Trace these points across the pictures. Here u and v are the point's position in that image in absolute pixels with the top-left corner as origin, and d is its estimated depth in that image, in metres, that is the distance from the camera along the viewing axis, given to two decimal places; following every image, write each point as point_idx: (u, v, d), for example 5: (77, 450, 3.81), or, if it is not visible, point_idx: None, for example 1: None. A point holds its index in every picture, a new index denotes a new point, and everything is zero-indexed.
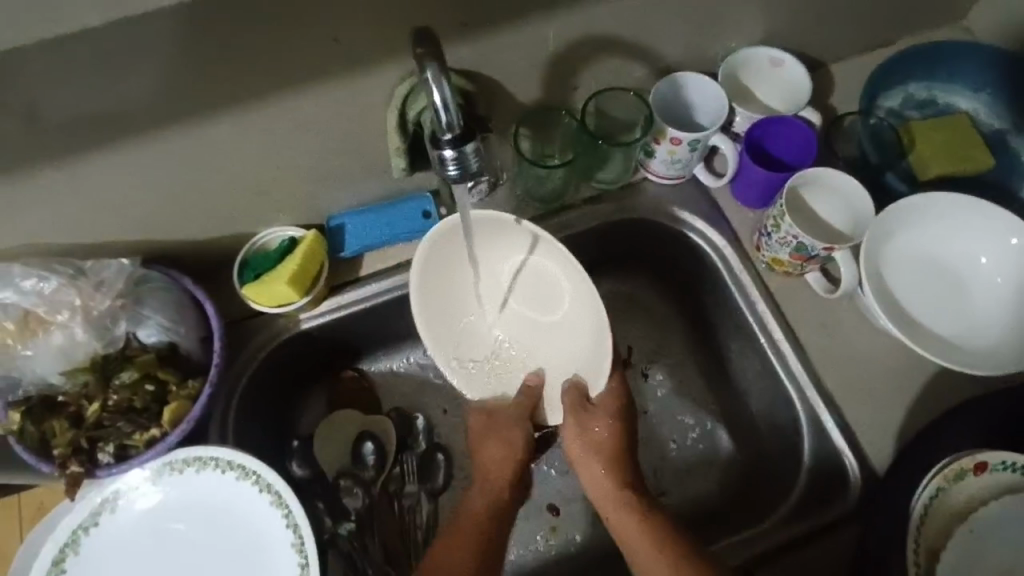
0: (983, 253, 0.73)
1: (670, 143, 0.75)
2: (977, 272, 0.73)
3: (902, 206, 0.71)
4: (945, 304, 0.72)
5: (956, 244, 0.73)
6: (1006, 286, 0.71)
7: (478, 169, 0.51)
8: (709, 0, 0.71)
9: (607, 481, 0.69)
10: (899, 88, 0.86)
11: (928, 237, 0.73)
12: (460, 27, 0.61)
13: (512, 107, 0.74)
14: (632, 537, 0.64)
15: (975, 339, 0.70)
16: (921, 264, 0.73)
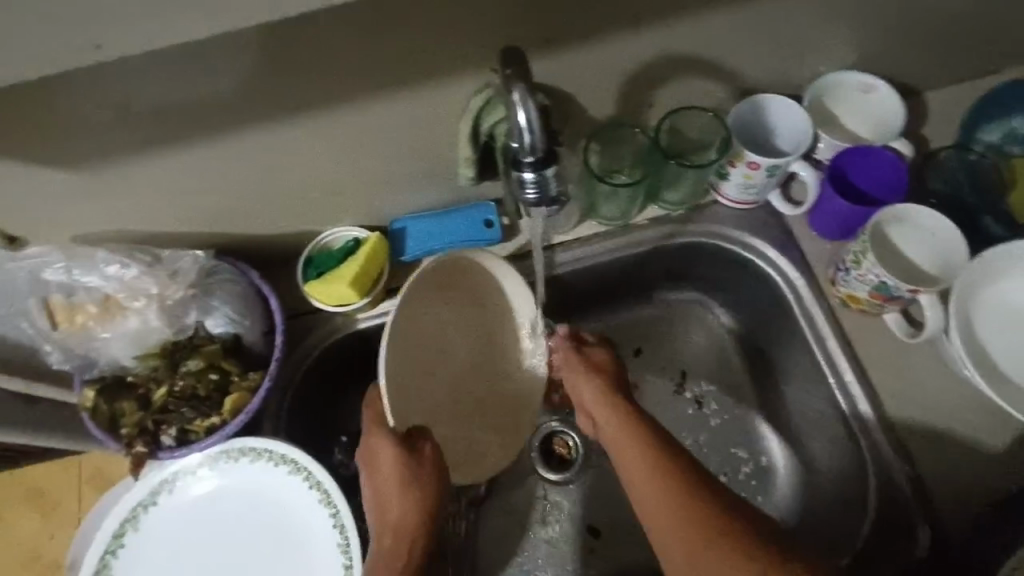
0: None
1: (747, 167, 0.72)
2: None
3: (1002, 248, 0.66)
4: None
5: None
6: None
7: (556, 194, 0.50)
8: (802, 22, 0.68)
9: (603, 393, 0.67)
10: (1001, 121, 0.80)
11: None
12: (542, 42, 0.60)
13: (584, 121, 0.73)
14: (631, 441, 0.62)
15: None
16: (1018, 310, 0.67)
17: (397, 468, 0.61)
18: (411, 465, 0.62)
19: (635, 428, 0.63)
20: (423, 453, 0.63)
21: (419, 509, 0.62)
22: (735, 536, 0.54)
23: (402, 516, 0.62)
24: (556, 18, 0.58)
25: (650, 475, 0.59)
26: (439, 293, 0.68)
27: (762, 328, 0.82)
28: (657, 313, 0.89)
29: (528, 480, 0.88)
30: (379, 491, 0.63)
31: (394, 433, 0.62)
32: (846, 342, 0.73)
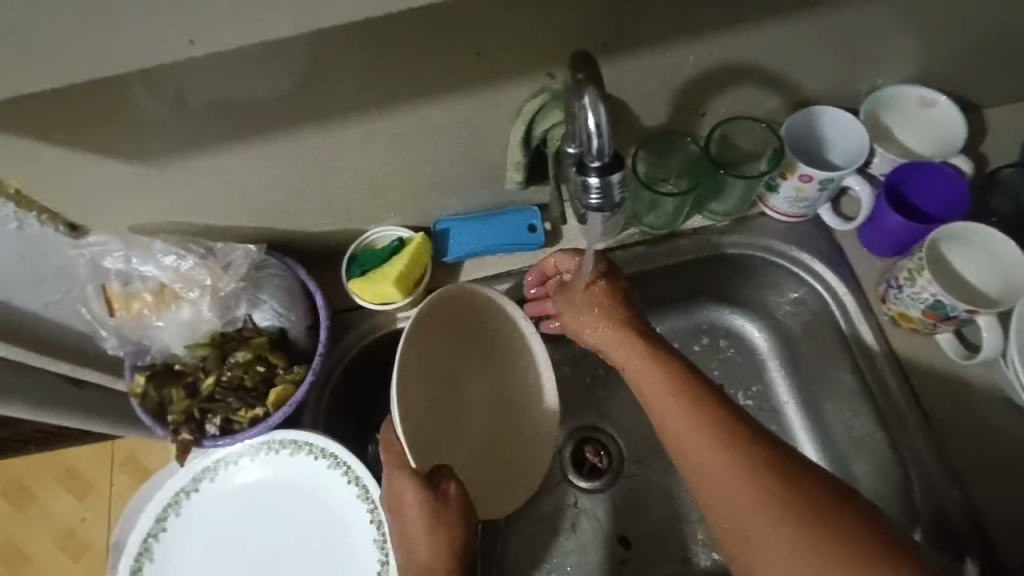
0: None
1: (799, 180, 0.71)
2: None
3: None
4: None
5: None
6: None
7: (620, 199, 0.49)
8: (865, 33, 0.66)
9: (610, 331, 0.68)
10: None
11: None
12: (601, 48, 0.60)
13: (634, 128, 0.73)
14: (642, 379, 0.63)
15: None
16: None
17: (421, 503, 0.59)
18: (436, 505, 0.59)
19: (651, 362, 0.63)
20: (447, 494, 0.60)
21: (452, 556, 0.58)
22: (767, 471, 0.54)
23: (431, 556, 0.58)
24: (615, 26, 0.58)
25: (676, 412, 0.59)
26: (447, 326, 0.72)
27: (804, 344, 0.81)
28: (687, 325, 0.87)
29: (560, 486, 0.87)
30: (404, 531, 0.60)
31: (416, 472, 0.60)
32: (896, 363, 0.72)
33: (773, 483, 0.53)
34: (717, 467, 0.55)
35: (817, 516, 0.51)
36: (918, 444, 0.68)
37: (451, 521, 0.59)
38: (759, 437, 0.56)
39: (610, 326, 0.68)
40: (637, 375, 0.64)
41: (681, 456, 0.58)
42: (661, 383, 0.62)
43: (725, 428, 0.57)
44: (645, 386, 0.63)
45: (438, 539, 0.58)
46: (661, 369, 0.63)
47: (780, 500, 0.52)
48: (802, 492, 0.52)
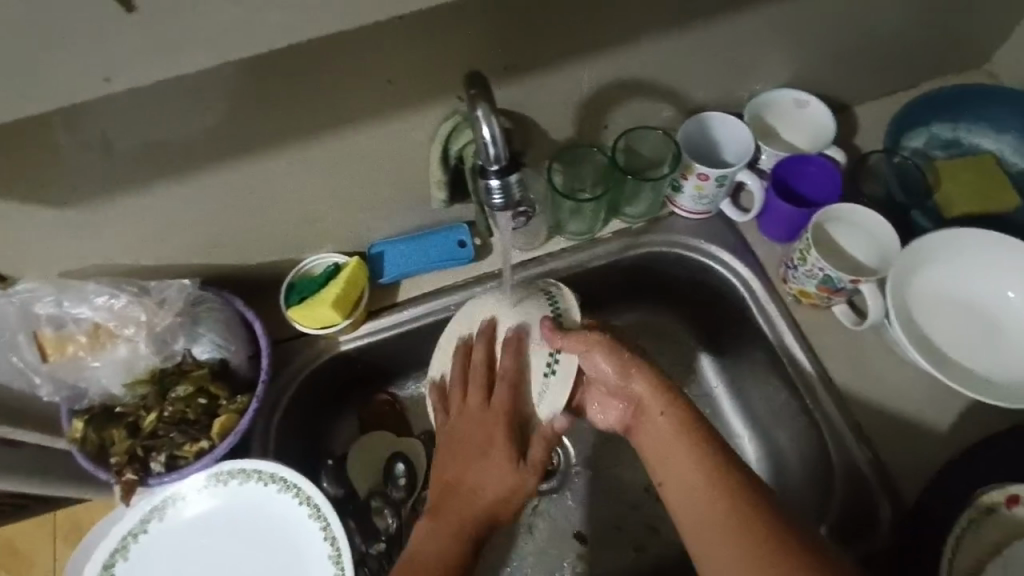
0: (1013, 287, 0.71)
1: (698, 178, 0.79)
2: (1006, 308, 0.71)
3: (932, 236, 0.71)
4: (979, 340, 0.70)
5: (983, 279, 0.72)
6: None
7: (520, 197, 0.55)
8: (737, 45, 0.75)
9: (649, 395, 0.64)
10: (923, 127, 0.88)
11: (957, 273, 0.72)
12: (504, 71, 0.66)
13: (546, 143, 0.79)
14: (681, 453, 0.60)
15: (1006, 372, 0.68)
16: (953, 295, 0.71)
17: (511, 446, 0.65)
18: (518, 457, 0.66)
19: (689, 439, 0.60)
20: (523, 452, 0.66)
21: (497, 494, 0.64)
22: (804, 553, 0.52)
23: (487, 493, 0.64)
24: (511, 52, 0.64)
25: (713, 499, 0.57)
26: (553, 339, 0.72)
27: (720, 330, 0.89)
28: (615, 326, 0.93)
29: None
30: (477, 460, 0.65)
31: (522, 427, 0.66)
32: (802, 337, 0.78)
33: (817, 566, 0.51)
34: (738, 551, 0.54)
35: None
36: (831, 414, 0.74)
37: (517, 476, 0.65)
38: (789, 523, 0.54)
39: (649, 391, 0.64)
40: (677, 450, 0.60)
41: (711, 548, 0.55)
42: (693, 460, 0.59)
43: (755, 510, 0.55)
44: (674, 463, 0.60)
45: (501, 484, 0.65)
46: (698, 451, 0.59)
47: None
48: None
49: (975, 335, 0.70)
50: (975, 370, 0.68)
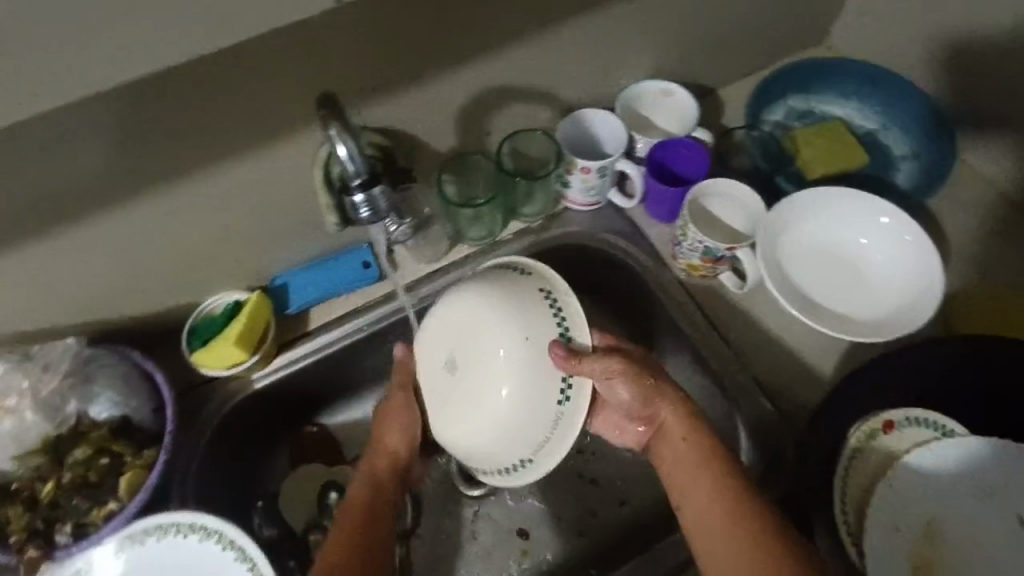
0: (867, 235, 0.78)
1: (581, 173, 0.83)
2: (859, 253, 0.78)
3: (791, 198, 0.78)
4: (838, 285, 0.77)
5: (837, 230, 0.79)
6: (901, 271, 0.76)
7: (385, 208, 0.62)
8: (595, 45, 0.80)
9: (676, 420, 0.66)
10: (779, 102, 0.96)
11: (815, 227, 0.79)
12: (372, 91, 0.68)
13: (431, 155, 0.81)
14: (699, 477, 0.63)
15: (864, 310, 0.75)
16: (817, 249, 0.78)
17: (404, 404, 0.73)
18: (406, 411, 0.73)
19: (713, 466, 0.63)
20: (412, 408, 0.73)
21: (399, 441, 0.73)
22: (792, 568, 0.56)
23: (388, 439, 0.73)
24: (376, 72, 0.66)
25: (725, 522, 0.59)
26: None
27: (637, 310, 0.88)
28: None
29: (453, 500, 0.91)
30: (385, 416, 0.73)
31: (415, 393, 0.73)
32: (697, 307, 0.83)
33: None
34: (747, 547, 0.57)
35: None
36: (732, 373, 0.79)
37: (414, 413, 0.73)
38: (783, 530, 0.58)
39: (676, 415, 0.66)
40: (698, 473, 0.63)
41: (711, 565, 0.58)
42: (710, 468, 0.63)
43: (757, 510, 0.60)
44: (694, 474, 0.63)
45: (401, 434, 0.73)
46: (719, 475, 0.62)
47: None
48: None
49: (840, 283, 0.77)
50: (841, 314, 0.75)
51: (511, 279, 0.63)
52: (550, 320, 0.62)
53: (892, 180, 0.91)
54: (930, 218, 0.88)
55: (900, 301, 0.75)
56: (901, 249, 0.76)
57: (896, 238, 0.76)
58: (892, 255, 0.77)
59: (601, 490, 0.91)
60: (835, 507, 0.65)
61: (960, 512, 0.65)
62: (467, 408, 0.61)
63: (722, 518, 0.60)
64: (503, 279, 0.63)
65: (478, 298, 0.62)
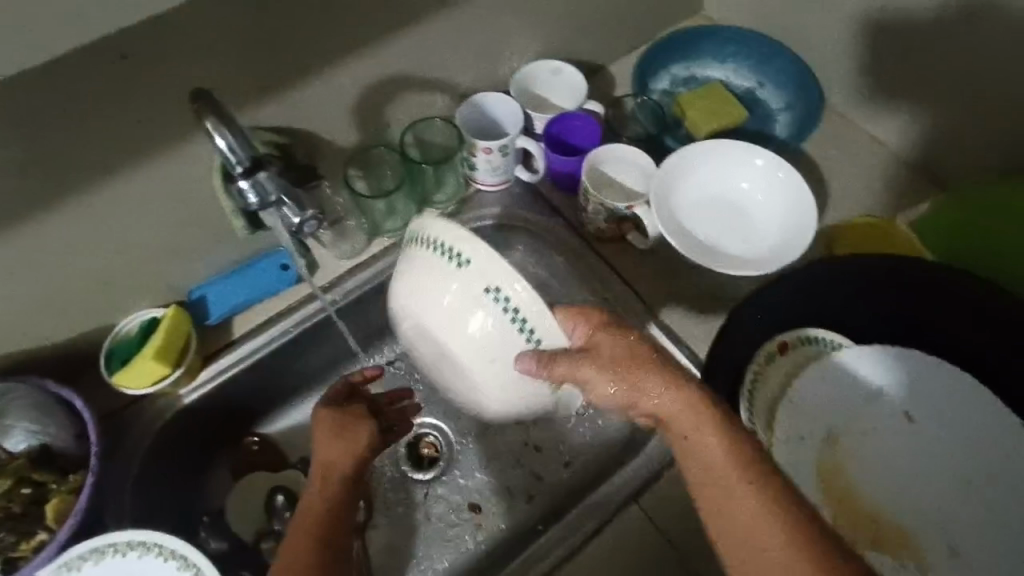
0: (748, 178, 0.85)
1: (484, 154, 0.87)
2: (743, 196, 0.85)
3: (681, 152, 0.84)
4: (728, 228, 0.83)
5: (721, 178, 0.85)
6: (781, 209, 0.83)
7: (273, 193, 0.62)
8: (478, 30, 0.84)
9: (680, 410, 0.57)
10: (665, 71, 1.02)
11: (701, 178, 0.85)
12: (259, 90, 0.70)
13: (334, 152, 0.83)
14: (717, 477, 0.54)
15: (753, 248, 0.82)
16: (705, 198, 0.85)
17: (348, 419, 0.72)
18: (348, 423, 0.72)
19: (732, 463, 0.54)
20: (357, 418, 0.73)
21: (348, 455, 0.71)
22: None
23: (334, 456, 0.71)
24: (256, 72, 0.68)
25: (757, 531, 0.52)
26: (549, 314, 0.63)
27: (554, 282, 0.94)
28: None
29: (403, 486, 0.93)
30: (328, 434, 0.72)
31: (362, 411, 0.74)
32: (611, 268, 0.88)
33: None
34: (772, 545, 0.51)
35: None
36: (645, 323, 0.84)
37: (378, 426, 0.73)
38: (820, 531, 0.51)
39: (675, 406, 0.57)
40: (718, 475, 0.54)
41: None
42: (716, 458, 0.55)
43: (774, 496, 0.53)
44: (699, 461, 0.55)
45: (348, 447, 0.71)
46: (741, 474, 0.53)
47: None
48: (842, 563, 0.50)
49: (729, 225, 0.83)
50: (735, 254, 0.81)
51: (449, 271, 0.62)
52: (503, 323, 0.61)
53: (772, 132, 0.99)
54: (807, 162, 0.96)
55: (783, 235, 0.82)
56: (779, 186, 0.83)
57: (773, 178, 0.83)
58: (770, 195, 0.84)
59: (544, 456, 0.94)
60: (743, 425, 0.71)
61: (856, 414, 0.73)
62: (465, 394, 0.68)
63: (742, 513, 0.52)
64: (443, 280, 0.62)
65: (430, 302, 0.63)
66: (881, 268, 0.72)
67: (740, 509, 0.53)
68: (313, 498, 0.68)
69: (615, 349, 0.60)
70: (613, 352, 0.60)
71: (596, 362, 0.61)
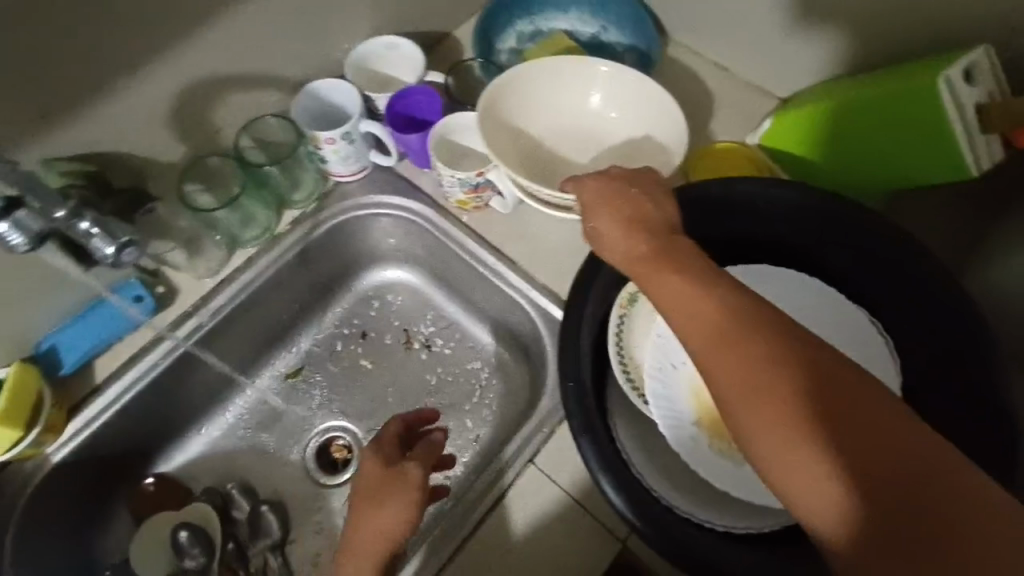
0: (596, 92, 0.81)
1: (328, 144, 0.84)
2: (595, 117, 0.82)
3: (514, 82, 0.80)
4: (581, 138, 0.82)
5: (567, 97, 0.82)
6: (638, 117, 0.80)
7: (41, 229, 0.58)
8: (291, 17, 0.80)
9: (673, 281, 0.52)
10: (509, 29, 0.99)
11: (551, 104, 0.82)
12: (44, 120, 0.66)
13: (162, 168, 0.80)
14: (718, 346, 0.48)
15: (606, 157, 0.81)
16: (561, 122, 0.82)
17: (384, 477, 0.67)
18: (388, 482, 0.66)
19: (738, 329, 0.48)
20: (406, 475, 0.67)
21: (396, 519, 0.65)
22: (856, 460, 0.43)
23: (376, 522, 0.65)
24: (28, 99, 0.63)
25: (764, 407, 0.46)
26: (582, 177, 0.62)
27: (437, 262, 0.96)
28: (348, 304, 1.01)
29: (318, 493, 0.92)
30: (368, 498, 0.66)
31: (411, 472, 0.67)
32: (480, 238, 0.88)
33: (878, 471, 0.43)
34: (778, 431, 0.45)
35: (920, 492, 0.42)
36: (519, 286, 0.86)
37: (417, 493, 0.66)
38: (839, 407, 0.44)
39: (671, 271, 0.52)
40: (718, 346, 0.48)
41: (767, 465, 0.46)
42: (714, 329, 0.49)
43: (787, 371, 0.46)
44: (698, 335, 0.49)
45: (385, 516, 0.65)
46: (749, 342, 0.47)
47: (874, 486, 0.42)
48: (860, 429, 0.44)
49: (601, 139, 0.81)
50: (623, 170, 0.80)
51: None
52: None
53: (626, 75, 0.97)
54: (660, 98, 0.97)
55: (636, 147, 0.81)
56: (628, 87, 0.80)
57: (622, 93, 0.80)
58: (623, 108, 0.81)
59: (454, 434, 0.95)
60: (613, 363, 0.73)
61: None
62: None
63: (742, 396, 0.46)
64: None
65: None
66: (725, 195, 0.74)
67: (740, 391, 0.47)
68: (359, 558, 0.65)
69: (608, 218, 0.58)
70: (609, 221, 0.58)
71: (589, 233, 0.59)
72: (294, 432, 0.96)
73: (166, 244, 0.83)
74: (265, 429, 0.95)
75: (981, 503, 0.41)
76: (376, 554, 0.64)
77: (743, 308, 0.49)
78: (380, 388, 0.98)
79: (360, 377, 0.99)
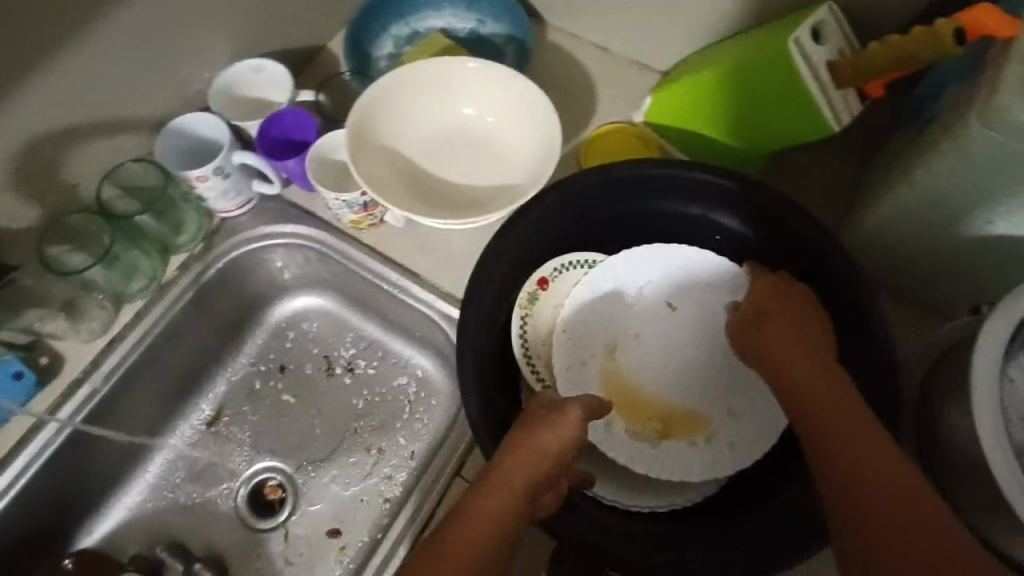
0: (469, 103, 0.80)
1: (200, 182, 0.80)
2: (472, 124, 0.80)
3: (381, 99, 0.78)
4: (462, 148, 0.80)
5: (441, 108, 0.80)
6: (512, 123, 0.79)
7: None
8: (132, 55, 0.75)
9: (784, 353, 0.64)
10: (383, 35, 0.94)
11: (426, 116, 0.80)
12: None
13: (17, 233, 0.77)
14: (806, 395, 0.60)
15: (491, 163, 0.80)
16: (438, 133, 0.80)
17: (550, 416, 0.63)
18: (551, 419, 0.62)
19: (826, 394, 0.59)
20: (569, 417, 0.63)
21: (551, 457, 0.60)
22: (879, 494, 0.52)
23: (532, 451, 0.60)
24: None
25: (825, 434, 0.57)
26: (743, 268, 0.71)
27: (343, 284, 0.93)
28: (263, 338, 0.97)
29: (256, 538, 0.90)
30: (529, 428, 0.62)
31: (577, 415, 0.63)
32: (377, 253, 0.86)
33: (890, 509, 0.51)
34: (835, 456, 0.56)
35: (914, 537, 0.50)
36: (426, 298, 0.85)
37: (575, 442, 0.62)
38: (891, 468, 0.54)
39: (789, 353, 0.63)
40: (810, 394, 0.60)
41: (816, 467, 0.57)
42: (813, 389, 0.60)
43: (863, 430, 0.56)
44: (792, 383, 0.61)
45: (543, 449, 0.60)
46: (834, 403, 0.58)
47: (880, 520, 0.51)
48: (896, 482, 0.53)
49: (480, 147, 0.80)
50: (495, 184, 0.79)
51: None
52: None
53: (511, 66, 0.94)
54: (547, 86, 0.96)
55: (518, 151, 0.79)
56: (500, 89, 0.79)
57: (494, 97, 0.79)
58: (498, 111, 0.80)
59: (388, 454, 0.92)
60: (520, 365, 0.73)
61: None
62: None
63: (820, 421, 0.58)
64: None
65: None
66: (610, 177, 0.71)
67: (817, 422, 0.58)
68: (501, 491, 0.58)
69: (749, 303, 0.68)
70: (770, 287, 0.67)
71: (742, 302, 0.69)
72: (223, 480, 0.92)
73: (42, 311, 0.80)
74: (192, 483, 0.91)
75: (931, 514, 0.51)
76: (510, 503, 0.58)
77: (784, 354, 0.64)
78: (307, 421, 0.94)
79: (285, 415, 0.94)
